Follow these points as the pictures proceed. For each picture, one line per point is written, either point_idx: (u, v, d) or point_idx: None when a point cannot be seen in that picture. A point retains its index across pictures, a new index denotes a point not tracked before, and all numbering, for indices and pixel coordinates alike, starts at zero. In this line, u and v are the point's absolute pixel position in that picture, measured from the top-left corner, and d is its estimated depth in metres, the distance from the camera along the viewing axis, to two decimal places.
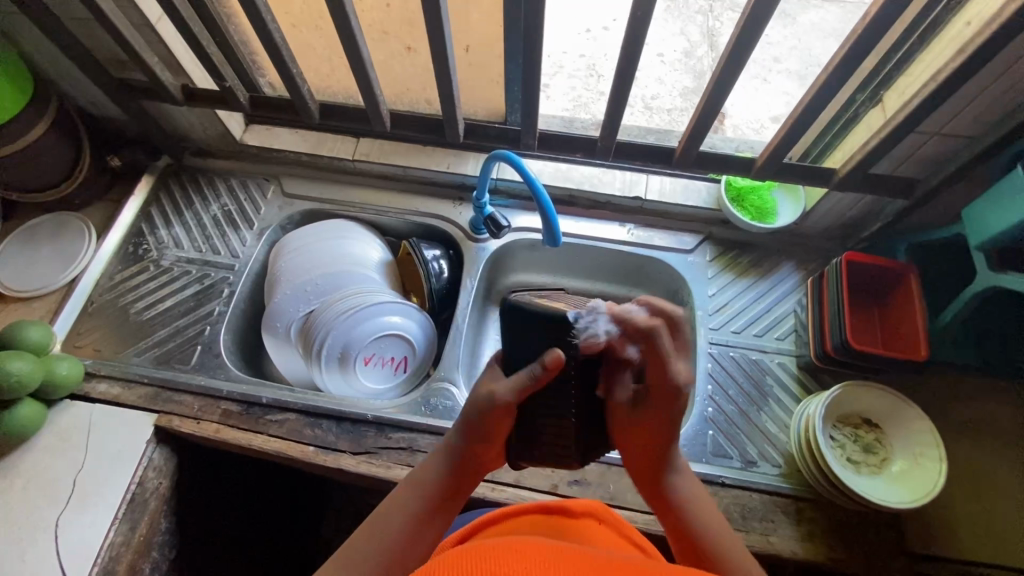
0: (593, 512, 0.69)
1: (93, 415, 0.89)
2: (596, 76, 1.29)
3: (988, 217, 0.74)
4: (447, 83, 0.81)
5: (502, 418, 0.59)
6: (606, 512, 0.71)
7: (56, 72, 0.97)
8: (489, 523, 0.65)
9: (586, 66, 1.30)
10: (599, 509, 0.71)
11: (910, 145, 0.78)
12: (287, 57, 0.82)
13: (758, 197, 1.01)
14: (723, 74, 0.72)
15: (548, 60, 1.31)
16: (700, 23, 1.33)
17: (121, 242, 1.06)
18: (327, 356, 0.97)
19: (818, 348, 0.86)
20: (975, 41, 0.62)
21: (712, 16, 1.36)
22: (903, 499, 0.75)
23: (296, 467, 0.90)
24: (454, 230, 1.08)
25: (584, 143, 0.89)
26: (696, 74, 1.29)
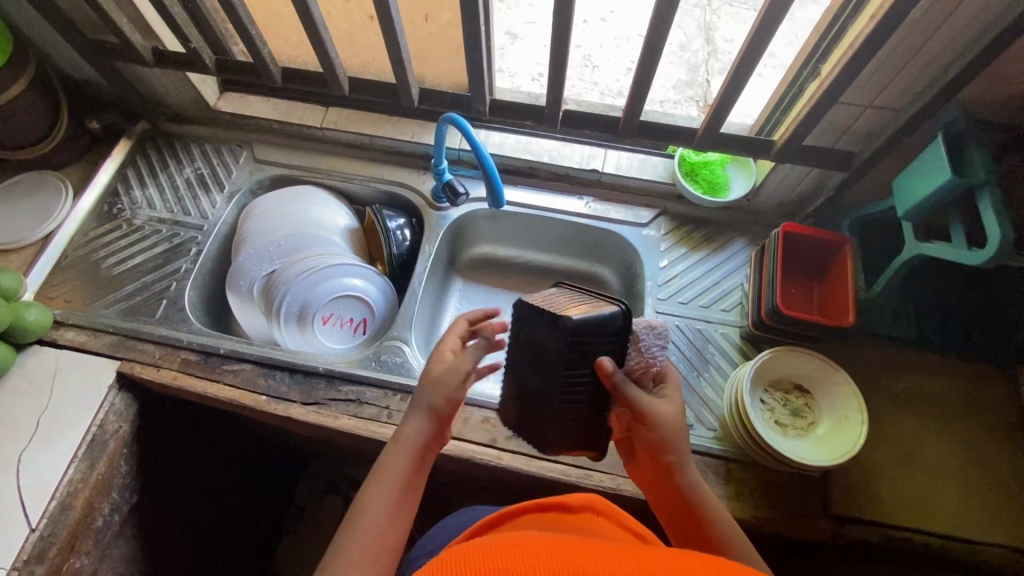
0: (590, 506, 0.73)
1: (60, 360, 0.94)
2: (591, 66, 1.30)
3: (915, 186, 0.75)
4: (398, 47, 0.84)
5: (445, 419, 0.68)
6: (601, 504, 0.74)
7: (35, 33, 1.01)
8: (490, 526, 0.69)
9: (583, 56, 1.32)
10: (593, 502, 0.74)
11: (844, 116, 0.80)
12: (245, 20, 0.85)
13: (710, 172, 1.04)
14: (654, 40, 0.74)
15: (540, 50, 1.32)
16: (697, 17, 1.36)
17: (97, 202, 1.10)
18: (286, 313, 1.01)
19: (755, 315, 0.89)
20: (887, 7, 0.64)
21: (709, 11, 1.38)
22: (823, 458, 0.78)
23: (251, 416, 0.94)
24: (417, 198, 1.11)
25: (534, 111, 0.92)
26: (690, 67, 1.29)
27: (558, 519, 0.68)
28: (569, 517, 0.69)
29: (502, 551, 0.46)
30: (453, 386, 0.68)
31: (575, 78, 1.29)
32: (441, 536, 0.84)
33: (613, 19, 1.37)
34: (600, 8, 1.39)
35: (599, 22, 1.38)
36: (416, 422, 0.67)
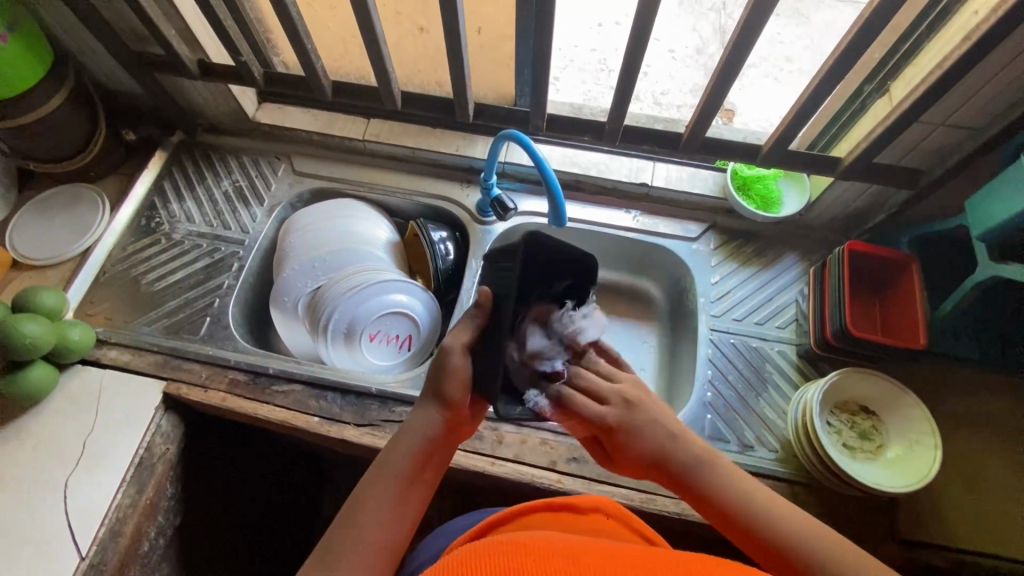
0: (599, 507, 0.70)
1: (104, 380, 0.91)
2: (608, 71, 1.28)
3: (992, 208, 0.74)
4: (459, 63, 0.82)
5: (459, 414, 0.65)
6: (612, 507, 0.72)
7: (74, 44, 0.99)
8: (495, 524, 0.62)
9: (598, 61, 1.30)
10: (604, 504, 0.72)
11: (915, 135, 0.79)
12: (302, 34, 0.83)
13: (763, 186, 1.02)
14: (730, 59, 0.73)
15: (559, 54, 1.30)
16: (713, 20, 1.32)
17: (134, 215, 1.08)
18: (333, 331, 0.98)
19: (817, 335, 0.88)
20: (982, 29, 0.63)
21: (725, 14, 1.34)
22: (896, 484, 0.76)
23: (300, 437, 0.92)
24: (461, 212, 1.09)
25: (592, 126, 0.91)
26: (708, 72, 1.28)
27: (562, 519, 0.65)
28: (576, 516, 0.67)
29: (495, 549, 0.45)
30: (467, 369, 0.65)
31: (590, 82, 1.27)
32: (439, 540, 0.78)
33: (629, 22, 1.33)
34: (616, 11, 1.35)
35: (615, 25, 1.34)
36: (433, 415, 0.64)
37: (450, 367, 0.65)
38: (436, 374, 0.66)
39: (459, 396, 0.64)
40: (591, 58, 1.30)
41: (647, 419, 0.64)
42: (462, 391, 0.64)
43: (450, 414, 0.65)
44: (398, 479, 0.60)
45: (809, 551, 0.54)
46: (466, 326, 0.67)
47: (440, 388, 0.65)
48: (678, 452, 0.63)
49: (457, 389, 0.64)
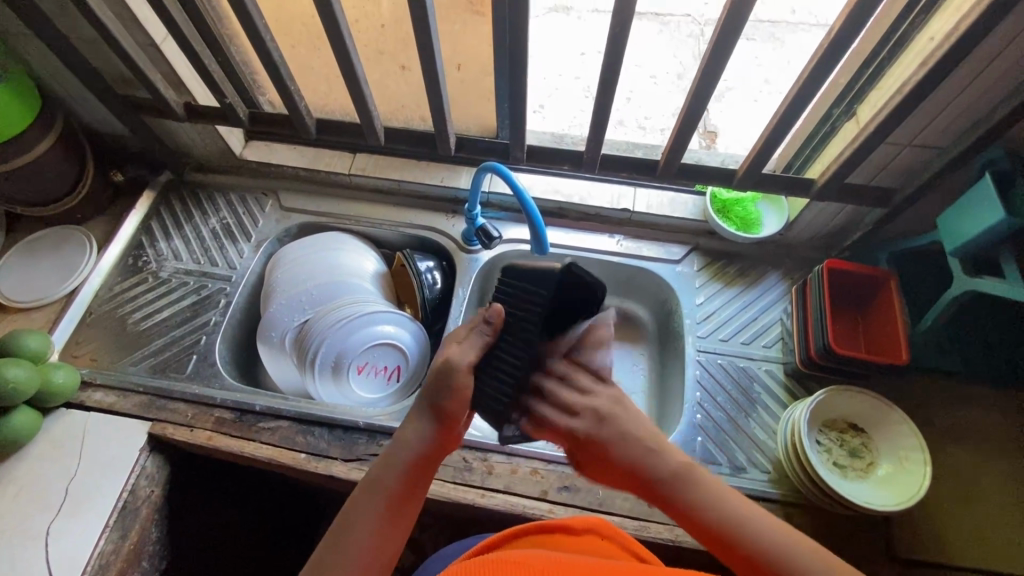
0: (596, 529, 0.68)
1: (88, 423, 0.90)
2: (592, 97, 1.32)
3: (963, 223, 0.76)
4: (438, 99, 0.85)
5: (454, 421, 0.63)
6: (609, 528, 0.69)
7: (62, 91, 1.01)
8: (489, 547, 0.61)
9: (583, 88, 1.35)
10: (601, 525, 0.70)
11: (884, 156, 0.81)
12: (285, 75, 0.85)
13: (742, 209, 1.03)
14: (699, 90, 0.75)
15: (544, 82, 1.35)
16: (693, 46, 1.38)
17: (121, 254, 1.09)
18: (320, 364, 0.98)
19: (802, 353, 0.88)
20: (936, 55, 0.65)
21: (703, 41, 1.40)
22: (888, 502, 0.76)
23: (288, 474, 0.90)
24: (447, 241, 1.10)
25: (571, 155, 0.93)
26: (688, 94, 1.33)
27: (562, 542, 0.63)
28: (574, 539, 0.65)
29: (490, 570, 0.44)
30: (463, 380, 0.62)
31: (574, 109, 1.31)
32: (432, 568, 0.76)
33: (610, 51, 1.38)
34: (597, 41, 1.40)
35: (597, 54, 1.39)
36: (426, 429, 0.62)
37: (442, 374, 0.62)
38: (430, 380, 0.63)
39: (451, 406, 0.62)
40: (576, 85, 1.35)
41: (620, 428, 0.61)
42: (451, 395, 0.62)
43: (442, 423, 0.62)
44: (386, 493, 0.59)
45: (786, 558, 0.52)
46: (472, 343, 0.62)
47: (431, 399, 0.62)
48: (656, 465, 0.59)
49: (449, 400, 0.61)
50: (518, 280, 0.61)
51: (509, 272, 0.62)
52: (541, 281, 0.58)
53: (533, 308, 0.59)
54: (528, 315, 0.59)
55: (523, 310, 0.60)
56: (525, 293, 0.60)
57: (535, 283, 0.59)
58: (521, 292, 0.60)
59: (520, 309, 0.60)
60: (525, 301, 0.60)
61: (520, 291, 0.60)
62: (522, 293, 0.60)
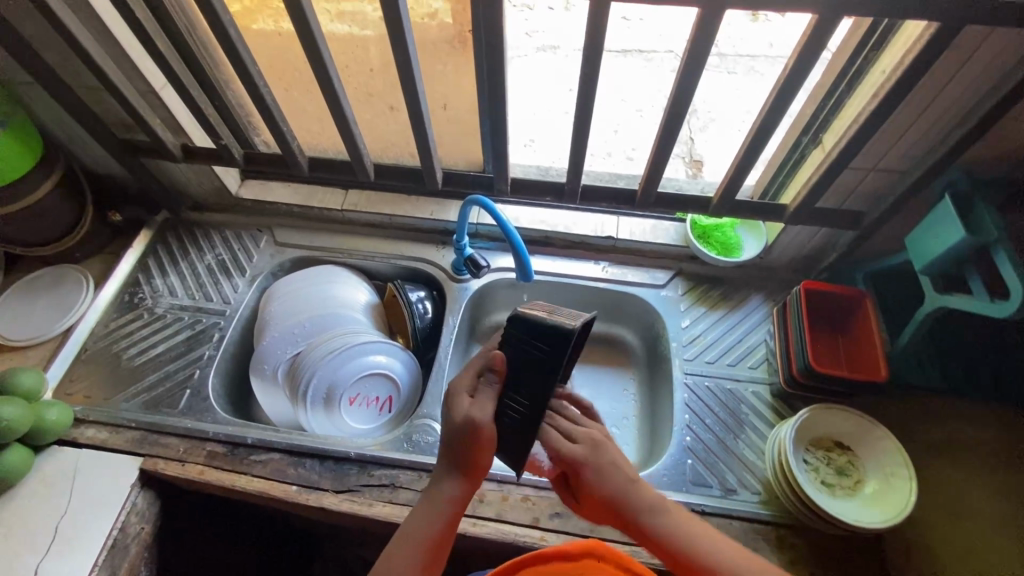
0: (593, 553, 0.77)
1: (80, 460, 0.91)
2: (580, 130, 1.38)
3: (930, 242, 0.78)
4: (424, 137, 0.89)
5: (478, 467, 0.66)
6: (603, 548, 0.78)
7: (65, 136, 1.05)
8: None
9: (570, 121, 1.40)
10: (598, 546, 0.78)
11: (850, 180, 0.85)
12: (278, 117, 0.89)
13: (722, 234, 1.07)
14: (669, 127, 0.79)
15: (533, 117, 1.40)
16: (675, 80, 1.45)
17: (118, 292, 1.11)
18: (313, 396, 0.99)
19: (787, 373, 0.90)
20: (884, 87, 0.69)
21: None
22: (876, 520, 0.76)
23: (279, 507, 0.90)
24: (438, 271, 1.13)
25: (553, 187, 0.96)
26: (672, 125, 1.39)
27: None
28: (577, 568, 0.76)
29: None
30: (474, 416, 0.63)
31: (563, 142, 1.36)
32: None
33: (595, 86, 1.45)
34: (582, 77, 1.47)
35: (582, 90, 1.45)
36: (451, 470, 0.65)
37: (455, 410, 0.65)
38: (444, 420, 0.66)
39: (470, 443, 0.63)
40: (563, 120, 1.41)
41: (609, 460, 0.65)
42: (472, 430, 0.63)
43: (469, 472, 0.65)
44: (430, 529, 0.63)
45: None
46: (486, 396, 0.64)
47: (450, 440, 0.65)
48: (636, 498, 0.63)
49: (465, 439, 0.63)
50: (529, 332, 0.63)
51: (517, 326, 0.63)
52: (555, 339, 0.61)
53: (546, 361, 0.62)
54: (540, 368, 0.62)
55: (536, 361, 0.62)
56: (535, 346, 0.62)
57: (546, 340, 0.61)
58: (530, 347, 0.63)
59: (532, 360, 0.63)
60: (539, 355, 0.62)
61: (534, 345, 0.62)
62: (533, 346, 0.63)
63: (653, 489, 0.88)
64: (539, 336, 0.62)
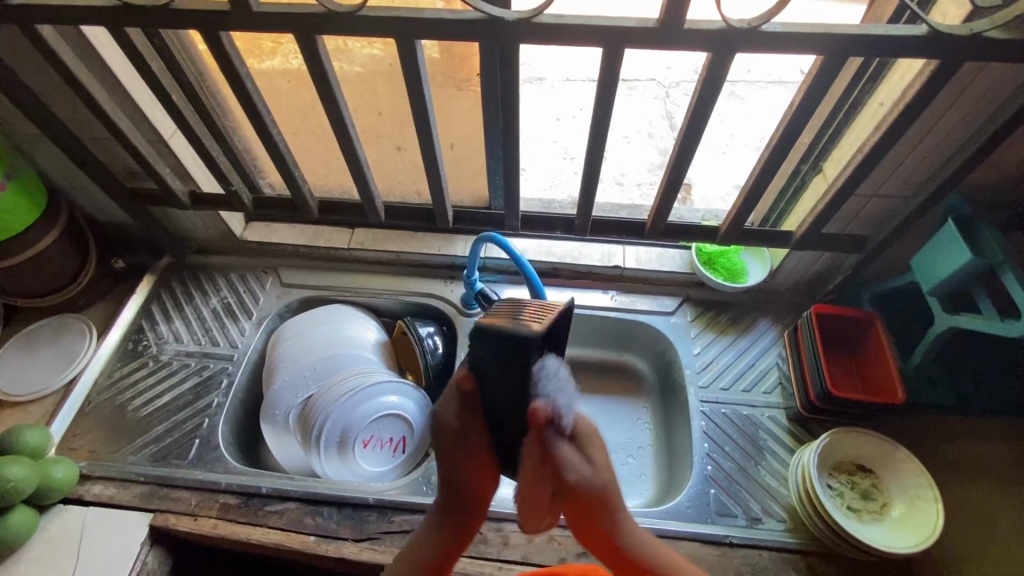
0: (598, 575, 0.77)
1: (87, 519, 0.87)
2: (570, 158, 1.40)
3: (935, 264, 0.80)
4: (437, 179, 0.90)
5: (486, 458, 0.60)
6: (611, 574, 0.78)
7: (68, 185, 1.05)
8: None
9: (561, 150, 1.43)
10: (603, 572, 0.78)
11: (854, 206, 0.88)
12: (291, 165, 0.89)
13: (727, 261, 1.09)
14: (677, 164, 0.80)
15: (524, 147, 1.43)
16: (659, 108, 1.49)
17: (121, 339, 1.09)
18: (326, 440, 0.97)
19: (803, 398, 0.90)
20: (886, 121, 0.71)
21: (668, 102, 1.51)
22: (906, 545, 0.76)
23: (297, 560, 0.87)
24: (448, 307, 1.13)
25: (562, 221, 0.98)
26: (661, 151, 1.42)
27: None
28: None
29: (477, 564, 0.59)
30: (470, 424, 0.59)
31: (555, 170, 1.38)
32: None
33: (583, 115, 1.48)
34: (570, 107, 1.50)
35: (571, 119, 1.49)
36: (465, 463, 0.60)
37: (451, 434, 0.59)
38: (437, 440, 0.60)
39: (472, 463, 0.59)
40: (554, 148, 1.43)
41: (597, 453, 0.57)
42: (467, 437, 0.59)
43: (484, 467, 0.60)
44: (425, 560, 0.60)
45: None
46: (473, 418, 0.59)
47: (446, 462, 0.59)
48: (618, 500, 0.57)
49: (466, 459, 0.59)
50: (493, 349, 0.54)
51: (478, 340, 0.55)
52: (522, 353, 0.52)
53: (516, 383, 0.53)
54: (510, 392, 0.55)
55: (505, 381, 0.54)
56: (500, 366, 0.54)
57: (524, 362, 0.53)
58: (495, 368, 0.54)
59: (499, 372, 0.54)
60: (508, 370, 0.54)
61: (491, 356, 0.54)
62: (490, 359, 0.54)
63: (679, 522, 0.87)
64: (502, 349, 0.53)
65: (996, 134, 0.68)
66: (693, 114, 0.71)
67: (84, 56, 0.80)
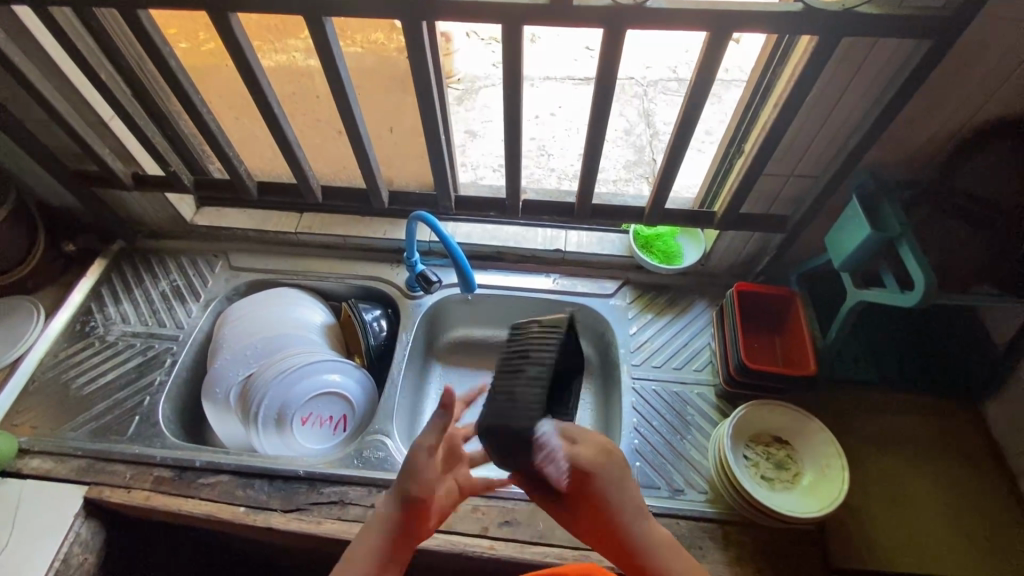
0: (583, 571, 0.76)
1: (23, 491, 0.89)
2: (547, 155, 1.43)
3: (842, 240, 0.83)
4: (367, 160, 0.92)
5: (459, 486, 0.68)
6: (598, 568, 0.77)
7: (15, 167, 1.06)
8: None
9: (537, 147, 1.45)
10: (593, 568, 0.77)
11: (772, 187, 0.90)
12: (224, 145, 0.92)
13: (663, 243, 1.11)
14: (593, 145, 0.83)
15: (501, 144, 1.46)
16: (637, 105, 1.51)
17: (69, 321, 1.10)
18: (265, 417, 0.99)
19: (725, 372, 0.93)
20: (783, 99, 0.74)
21: (646, 99, 1.53)
22: (812, 510, 0.78)
23: (228, 531, 0.89)
24: (391, 289, 1.15)
25: (496, 203, 1.00)
26: (636, 149, 1.44)
27: None
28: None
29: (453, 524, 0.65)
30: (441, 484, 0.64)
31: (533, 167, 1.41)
32: None
33: (561, 113, 1.51)
34: (549, 104, 1.54)
35: (550, 116, 1.52)
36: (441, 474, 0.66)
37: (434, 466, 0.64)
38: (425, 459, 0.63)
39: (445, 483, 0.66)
40: (530, 144, 1.46)
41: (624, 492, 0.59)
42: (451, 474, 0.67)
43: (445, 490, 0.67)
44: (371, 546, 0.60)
45: None
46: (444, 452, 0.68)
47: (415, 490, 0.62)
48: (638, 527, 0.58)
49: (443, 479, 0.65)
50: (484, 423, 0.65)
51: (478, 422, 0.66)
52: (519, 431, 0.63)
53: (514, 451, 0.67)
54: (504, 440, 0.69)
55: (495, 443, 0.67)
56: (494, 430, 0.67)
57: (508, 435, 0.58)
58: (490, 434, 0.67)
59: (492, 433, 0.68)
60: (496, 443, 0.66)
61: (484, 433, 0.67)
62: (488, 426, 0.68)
63: None
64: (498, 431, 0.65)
65: (884, 110, 0.71)
66: (598, 93, 0.74)
67: (15, 37, 0.83)
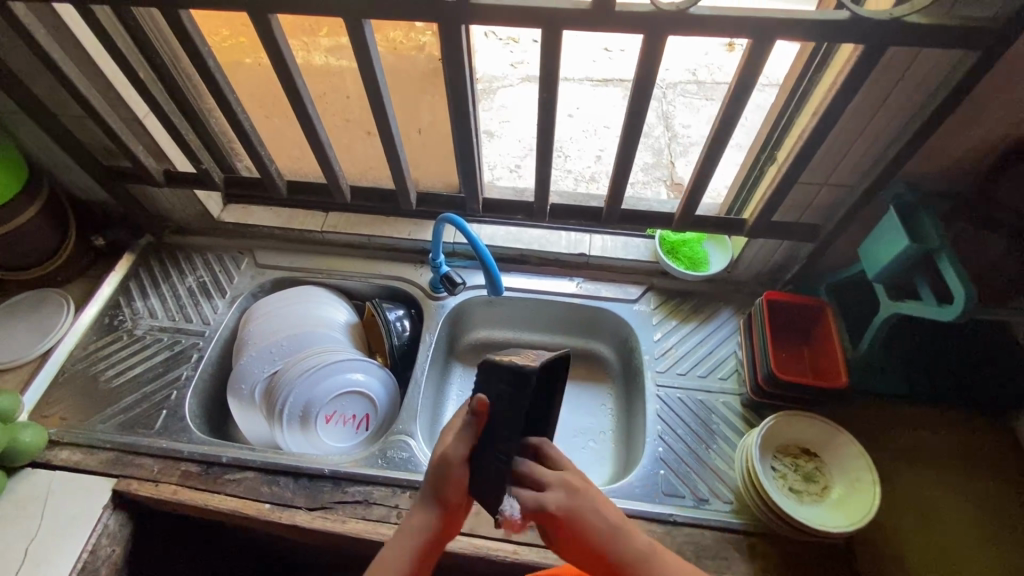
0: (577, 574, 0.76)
1: (53, 482, 0.91)
2: (564, 156, 1.42)
3: (877, 252, 0.82)
4: (397, 161, 0.92)
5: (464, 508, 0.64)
6: None
7: (49, 162, 1.08)
8: None
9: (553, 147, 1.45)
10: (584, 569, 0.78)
11: (805, 196, 0.89)
12: (256, 144, 0.92)
13: (689, 249, 1.11)
14: (626, 151, 0.82)
15: (519, 144, 1.46)
16: (656, 108, 1.51)
17: (98, 314, 1.12)
18: (289, 415, 1.00)
19: (753, 382, 0.92)
20: (824, 107, 0.73)
21: (665, 101, 1.53)
22: (843, 524, 0.77)
23: (253, 527, 0.90)
24: (416, 289, 1.15)
25: (523, 206, 0.99)
26: (654, 151, 1.43)
27: None
28: None
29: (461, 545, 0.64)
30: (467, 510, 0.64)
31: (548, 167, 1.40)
32: None
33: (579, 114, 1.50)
34: (567, 105, 1.53)
35: (568, 117, 1.51)
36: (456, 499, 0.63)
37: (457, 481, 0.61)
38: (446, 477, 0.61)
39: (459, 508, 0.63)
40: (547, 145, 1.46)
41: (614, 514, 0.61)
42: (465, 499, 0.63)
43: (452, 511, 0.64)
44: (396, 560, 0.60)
45: None
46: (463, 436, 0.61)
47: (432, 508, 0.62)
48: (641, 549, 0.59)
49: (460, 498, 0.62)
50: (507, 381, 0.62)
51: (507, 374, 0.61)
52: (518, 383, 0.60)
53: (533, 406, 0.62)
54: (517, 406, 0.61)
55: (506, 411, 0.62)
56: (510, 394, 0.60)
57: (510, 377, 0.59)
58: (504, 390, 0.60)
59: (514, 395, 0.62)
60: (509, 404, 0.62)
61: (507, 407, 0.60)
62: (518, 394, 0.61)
63: (624, 499, 0.89)
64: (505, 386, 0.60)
65: (928, 121, 0.70)
66: (634, 98, 0.74)
67: (57, 34, 0.84)
